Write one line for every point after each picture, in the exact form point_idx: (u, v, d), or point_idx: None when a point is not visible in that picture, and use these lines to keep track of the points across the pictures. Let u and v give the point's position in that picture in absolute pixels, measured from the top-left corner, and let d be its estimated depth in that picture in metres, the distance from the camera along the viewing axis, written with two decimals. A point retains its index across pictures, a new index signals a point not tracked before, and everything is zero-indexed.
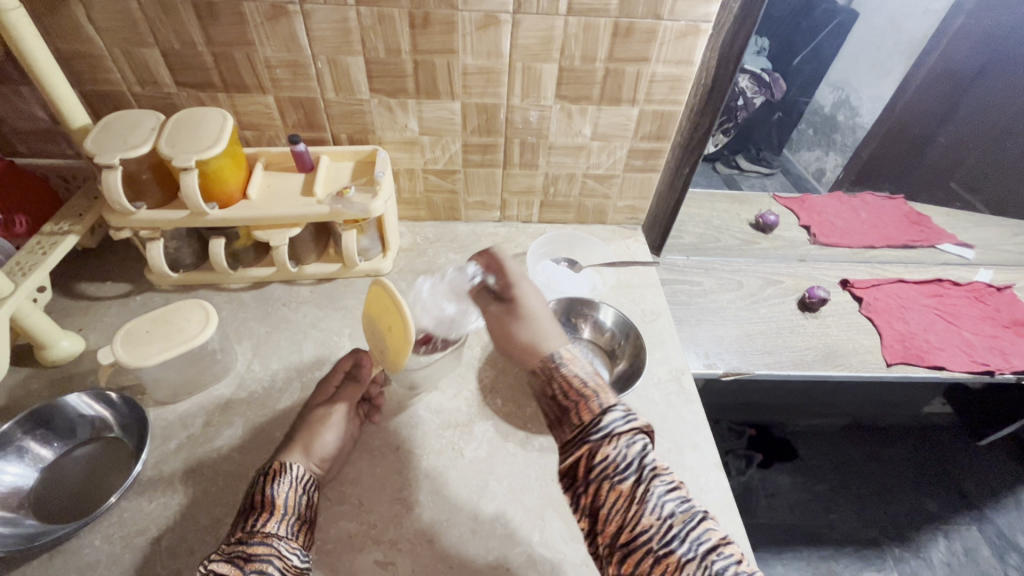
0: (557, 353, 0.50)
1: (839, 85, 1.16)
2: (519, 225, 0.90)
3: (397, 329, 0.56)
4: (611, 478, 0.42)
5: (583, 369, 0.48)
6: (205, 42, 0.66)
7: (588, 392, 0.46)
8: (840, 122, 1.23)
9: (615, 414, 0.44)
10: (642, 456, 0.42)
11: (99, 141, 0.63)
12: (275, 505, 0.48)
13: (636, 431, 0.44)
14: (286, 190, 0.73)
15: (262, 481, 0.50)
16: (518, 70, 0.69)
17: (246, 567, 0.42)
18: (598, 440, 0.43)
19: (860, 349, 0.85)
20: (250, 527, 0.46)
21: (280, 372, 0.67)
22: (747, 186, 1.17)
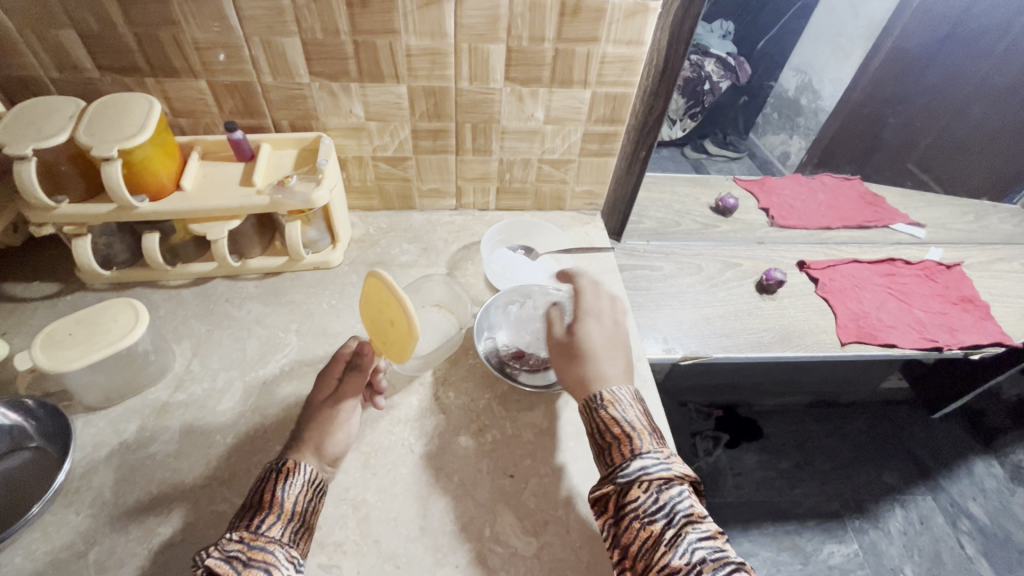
0: (604, 388, 0.54)
1: (801, 68, 1.20)
2: (475, 213, 0.88)
3: (397, 322, 0.53)
4: (640, 519, 0.45)
5: (629, 407, 0.52)
6: (125, 23, 0.62)
7: (624, 436, 0.49)
8: (804, 106, 1.28)
9: (647, 460, 0.47)
10: (675, 502, 0.45)
11: (10, 130, 0.58)
12: (282, 507, 0.47)
13: (670, 480, 0.46)
14: (224, 180, 0.69)
15: (273, 479, 0.48)
16: (464, 52, 0.67)
17: (244, 573, 0.41)
18: (628, 481, 0.47)
19: (815, 329, 0.86)
20: (257, 529, 0.45)
21: (221, 371, 0.64)
22: (714, 170, 1.18)
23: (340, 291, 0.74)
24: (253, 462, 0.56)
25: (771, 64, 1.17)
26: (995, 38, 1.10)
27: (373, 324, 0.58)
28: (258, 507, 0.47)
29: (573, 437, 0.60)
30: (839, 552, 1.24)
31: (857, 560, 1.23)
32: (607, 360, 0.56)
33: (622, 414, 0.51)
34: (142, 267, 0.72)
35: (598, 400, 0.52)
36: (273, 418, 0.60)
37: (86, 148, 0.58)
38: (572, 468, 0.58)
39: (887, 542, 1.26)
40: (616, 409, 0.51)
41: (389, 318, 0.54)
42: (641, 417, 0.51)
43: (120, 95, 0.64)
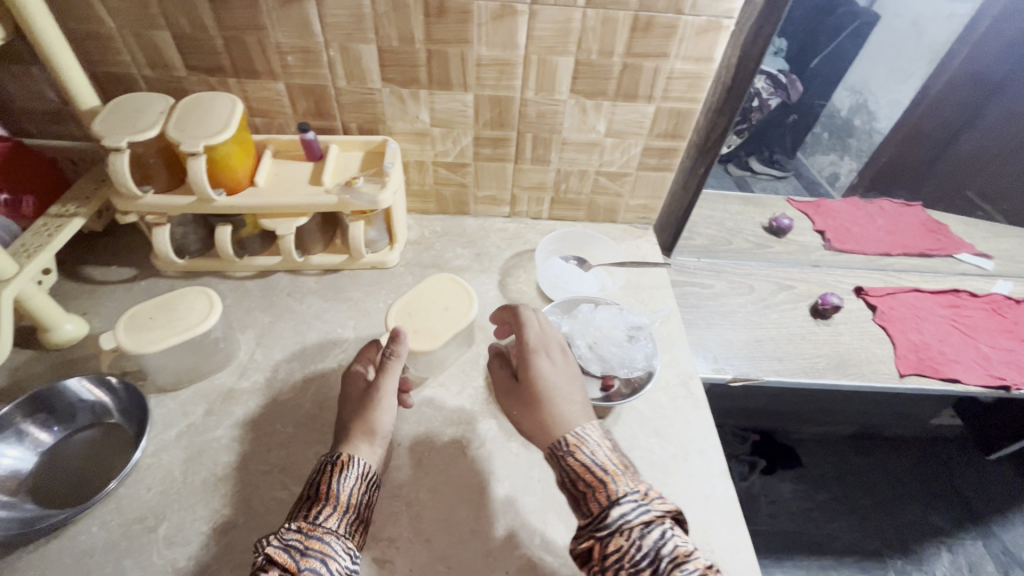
0: (569, 433, 0.49)
1: (856, 89, 1.12)
2: (528, 221, 0.89)
3: (454, 288, 0.66)
4: (626, 571, 0.41)
5: (597, 448, 0.47)
6: (216, 26, 0.65)
7: (603, 479, 0.45)
8: (857, 126, 1.19)
9: (627, 505, 0.43)
10: (659, 546, 0.41)
11: (106, 123, 0.62)
12: (338, 500, 0.48)
13: (651, 521, 0.42)
14: (294, 179, 0.72)
15: (329, 472, 0.49)
16: (533, 63, 0.68)
17: (302, 563, 0.42)
18: (612, 531, 0.42)
19: (872, 359, 0.83)
20: (313, 521, 0.46)
21: (282, 363, 0.66)
22: (759, 189, 1.11)
23: (395, 291, 0.76)
24: (311, 453, 0.58)
25: (823, 82, 1.08)
26: None
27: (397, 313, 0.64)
28: (316, 499, 0.48)
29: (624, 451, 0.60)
30: None
31: None
32: (559, 401, 0.51)
33: (590, 457, 0.47)
34: (212, 257, 0.75)
35: (561, 446, 0.48)
36: (331, 412, 0.62)
37: (175, 143, 0.62)
38: None
39: None
40: (583, 453, 0.47)
41: (438, 296, 0.65)
42: (607, 455, 0.47)
43: (202, 94, 0.67)
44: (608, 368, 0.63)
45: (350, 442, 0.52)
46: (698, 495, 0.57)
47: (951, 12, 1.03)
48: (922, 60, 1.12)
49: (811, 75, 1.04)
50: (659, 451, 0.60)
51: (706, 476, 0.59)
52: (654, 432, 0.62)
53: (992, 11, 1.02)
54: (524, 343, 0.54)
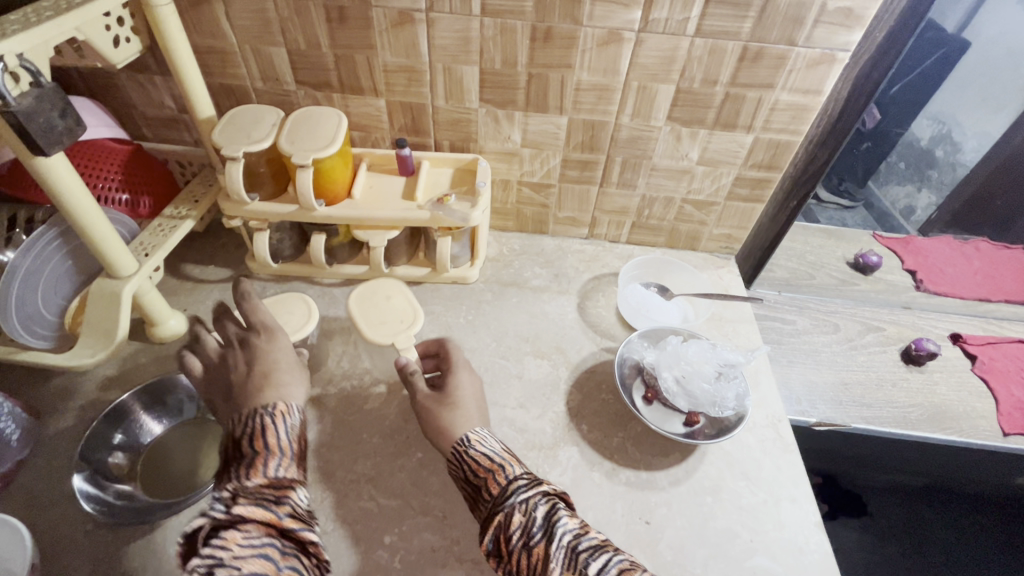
0: (469, 430, 0.55)
1: (939, 118, 1.04)
2: (606, 244, 0.88)
3: (378, 284, 0.69)
4: (526, 544, 0.46)
5: (489, 445, 0.53)
6: (329, 45, 0.68)
7: (496, 467, 0.51)
8: (938, 157, 1.13)
9: (520, 485, 0.49)
10: (550, 517, 0.47)
11: (225, 133, 0.65)
12: (280, 447, 0.50)
13: (544, 496, 0.49)
14: (388, 192, 0.74)
15: (267, 421, 0.51)
16: (633, 90, 0.68)
17: (278, 514, 0.46)
18: (509, 509, 0.48)
19: (972, 413, 0.78)
20: (266, 474, 0.48)
21: (367, 372, 0.68)
22: (826, 219, 1.07)
23: (476, 307, 0.77)
24: (397, 465, 0.59)
25: (902, 111, 0.98)
26: None
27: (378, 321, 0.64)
28: (257, 454, 0.49)
29: (711, 492, 0.58)
30: None
31: None
32: (471, 411, 0.57)
33: (482, 453, 0.52)
34: (303, 263, 0.78)
35: (464, 442, 0.53)
36: (415, 425, 0.62)
37: (287, 156, 0.65)
38: (709, 525, 0.56)
39: None
40: (481, 446, 0.53)
41: (372, 294, 0.67)
42: (494, 448, 0.53)
43: (310, 108, 0.69)
44: (696, 405, 0.61)
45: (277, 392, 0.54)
46: (792, 546, 0.55)
47: None
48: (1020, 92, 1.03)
49: (890, 104, 0.94)
50: (749, 497, 0.58)
51: (798, 527, 0.56)
52: (742, 475, 0.60)
53: None
54: (455, 361, 0.62)
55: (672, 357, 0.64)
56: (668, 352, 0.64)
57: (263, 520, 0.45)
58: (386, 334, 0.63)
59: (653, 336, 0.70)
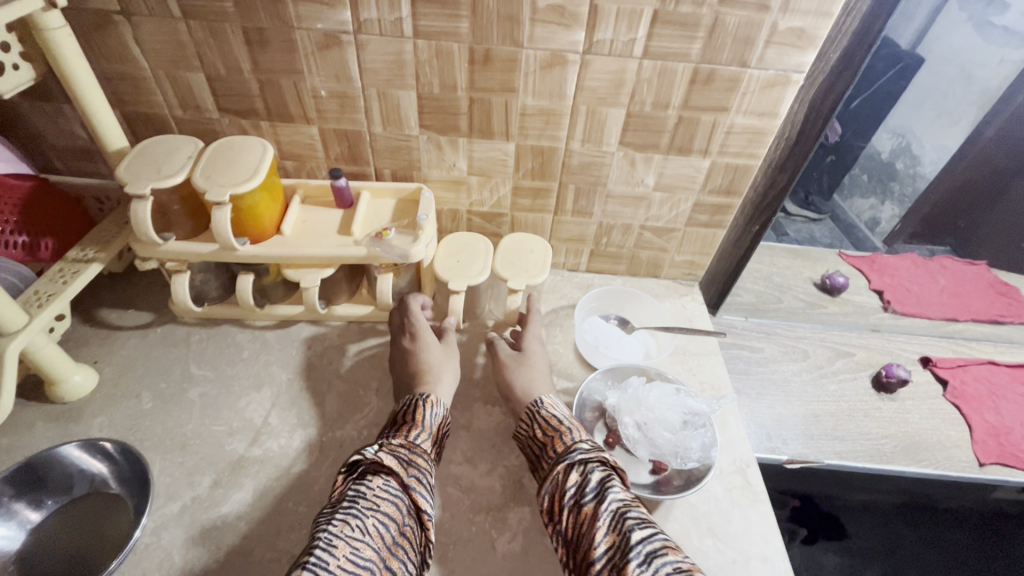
0: (539, 396, 0.59)
1: (899, 131, 1.05)
2: (565, 273, 0.83)
3: (528, 238, 0.74)
4: (578, 500, 0.48)
5: (560, 413, 0.56)
6: (251, 69, 0.63)
7: (562, 429, 0.54)
8: (898, 170, 1.11)
9: (581, 448, 0.51)
10: (603, 482, 0.48)
11: (133, 167, 0.59)
12: (421, 424, 0.54)
13: (602, 463, 0.50)
14: (323, 227, 0.68)
15: (417, 403, 0.56)
16: (581, 114, 0.64)
17: (407, 471, 0.49)
18: (566, 464, 0.50)
19: (946, 442, 0.74)
20: (407, 438, 0.52)
21: (299, 428, 0.61)
22: (792, 232, 1.02)
23: None
24: None
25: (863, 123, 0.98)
26: None
27: (508, 266, 0.70)
28: (407, 424, 0.54)
29: None
30: None
31: None
32: (540, 376, 0.62)
33: (553, 418, 0.55)
34: (233, 306, 0.71)
35: (537, 404, 0.57)
36: None
37: (202, 192, 0.58)
38: None
39: None
40: (552, 408, 0.56)
41: (517, 246, 0.73)
42: (564, 416, 0.56)
43: (233, 138, 0.63)
44: (658, 454, 0.56)
45: (426, 386, 0.59)
46: None
47: (1004, 56, 0.94)
48: (973, 107, 1.03)
49: (851, 116, 0.92)
50: (717, 556, 0.53)
51: None
52: (709, 531, 0.55)
53: None
54: (529, 329, 0.67)
55: (632, 401, 0.59)
56: (628, 396, 0.59)
57: (394, 471, 0.48)
58: (511, 274, 0.69)
59: (615, 375, 0.65)
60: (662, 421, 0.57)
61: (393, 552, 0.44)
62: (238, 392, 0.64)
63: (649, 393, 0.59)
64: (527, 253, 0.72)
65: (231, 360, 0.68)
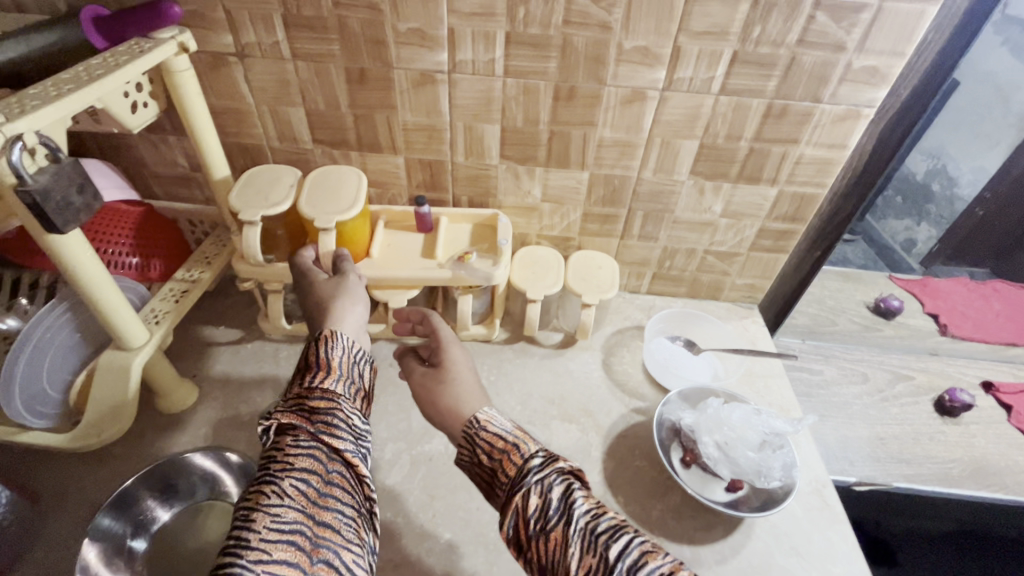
0: (477, 407, 0.49)
1: (933, 153, 0.93)
2: (626, 295, 0.86)
3: (595, 254, 0.79)
4: (545, 527, 0.40)
5: (500, 424, 0.47)
6: (348, 104, 0.68)
7: (510, 445, 0.45)
8: (934, 191, 1.02)
9: (535, 462, 0.43)
10: (568, 496, 0.41)
11: (242, 195, 0.64)
12: (331, 366, 0.47)
13: (559, 476, 0.42)
14: (407, 250, 0.72)
15: (314, 345, 0.48)
16: (656, 145, 0.67)
17: (315, 424, 0.43)
18: (525, 489, 0.42)
19: (1015, 468, 0.75)
20: (312, 387, 0.45)
21: (388, 442, 0.64)
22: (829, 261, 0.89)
23: (497, 366, 0.74)
24: (425, 548, 0.55)
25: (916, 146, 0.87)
26: None
27: (579, 279, 0.75)
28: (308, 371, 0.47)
29: (761, 571, 0.55)
30: None
31: None
32: (467, 382, 0.52)
33: (495, 432, 0.46)
34: None
35: (473, 423, 0.47)
36: (440, 500, 0.59)
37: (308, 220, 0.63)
38: None
39: None
40: (493, 425, 0.47)
41: (585, 261, 0.78)
42: (502, 427, 0.47)
43: (331, 167, 0.69)
44: (740, 473, 0.58)
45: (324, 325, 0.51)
46: None
47: None
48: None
49: None
50: (802, 575, 0.54)
51: None
52: (792, 550, 0.56)
53: None
54: (442, 335, 0.57)
55: (712, 419, 0.61)
56: (710, 415, 0.61)
57: (299, 429, 0.43)
58: (582, 287, 0.74)
59: (689, 398, 0.67)
60: (744, 440, 0.59)
61: (323, 505, 0.40)
62: None
63: (729, 414, 0.61)
64: (599, 269, 0.77)
65: None
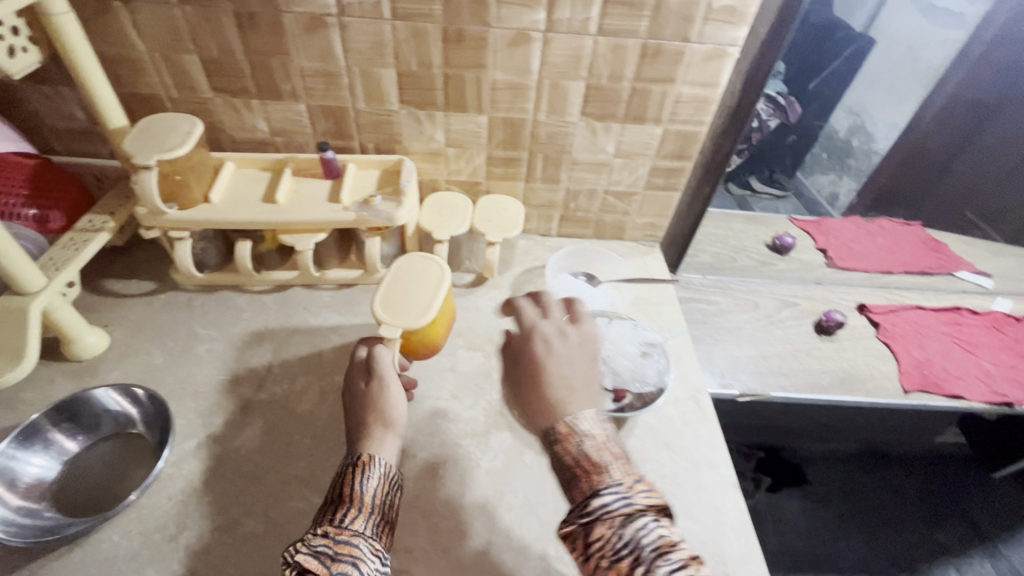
0: (564, 413, 0.44)
1: (853, 111, 1.15)
2: (537, 238, 0.91)
3: (502, 197, 0.83)
4: (607, 557, 0.38)
5: (592, 433, 0.43)
6: (243, 51, 0.68)
7: (595, 466, 0.41)
8: (856, 147, 1.21)
9: (609, 494, 0.40)
10: (641, 538, 0.38)
11: (137, 142, 0.65)
12: (362, 500, 0.47)
13: (637, 513, 0.39)
14: (314, 196, 0.74)
15: (351, 471, 0.49)
16: (545, 87, 0.71)
17: (333, 567, 0.42)
18: (595, 517, 0.39)
19: (877, 375, 0.84)
20: (335, 523, 0.45)
21: (299, 376, 0.67)
22: (759, 208, 1.10)
23: None
24: (330, 464, 0.59)
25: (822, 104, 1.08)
26: None
27: (484, 220, 0.79)
28: (339, 500, 0.47)
29: (635, 464, 0.62)
30: None
31: None
32: (578, 382, 0.46)
33: (583, 442, 0.43)
34: (231, 272, 0.77)
35: (553, 432, 0.43)
36: (346, 423, 0.63)
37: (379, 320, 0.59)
38: None
39: None
40: (575, 436, 0.43)
41: (492, 204, 0.82)
42: (606, 440, 0.43)
43: (427, 258, 0.65)
44: (621, 381, 0.65)
45: (365, 442, 0.52)
46: (710, 507, 0.59)
47: (945, 37, 1.08)
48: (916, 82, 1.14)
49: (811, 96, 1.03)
50: (671, 465, 0.62)
51: (715, 488, 0.60)
52: (664, 445, 0.63)
53: (986, 36, 1.05)
54: (523, 323, 0.50)
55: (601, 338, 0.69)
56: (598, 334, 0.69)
57: (314, 573, 0.41)
58: (486, 227, 0.78)
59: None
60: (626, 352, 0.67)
61: None
62: (241, 347, 0.70)
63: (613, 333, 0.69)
64: (504, 211, 0.81)
65: (233, 320, 0.74)
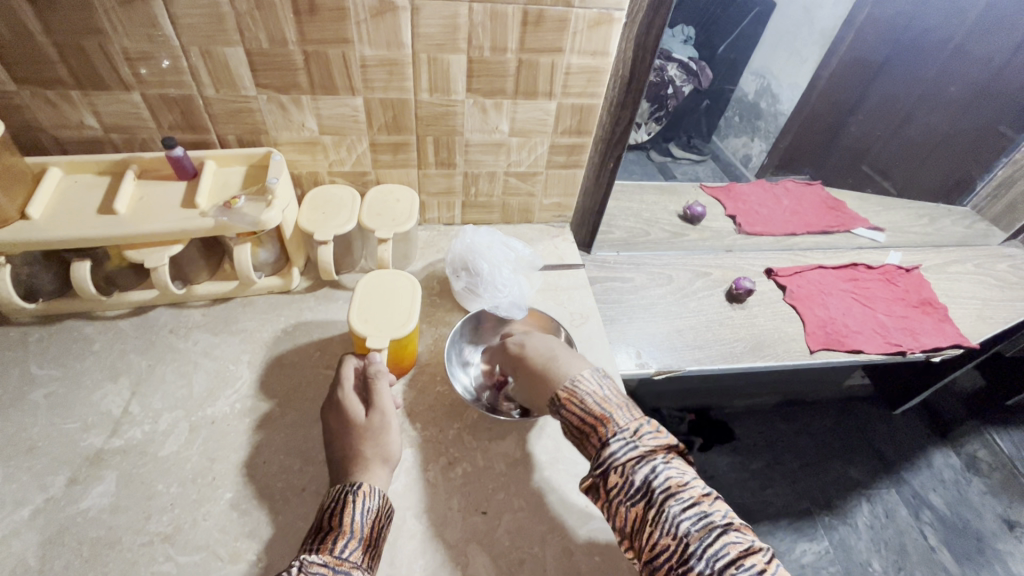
0: (563, 382, 0.53)
1: (760, 73, 1.20)
2: (441, 228, 0.86)
3: (394, 187, 0.76)
4: (625, 502, 0.44)
5: (589, 393, 0.51)
6: (44, 32, 0.55)
7: (598, 421, 0.49)
8: (763, 109, 1.27)
9: (620, 444, 0.47)
10: (654, 479, 0.44)
11: None
12: (356, 531, 0.45)
13: (645, 459, 0.45)
14: (164, 201, 0.63)
15: (347, 498, 0.47)
16: (423, 62, 0.64)
17: None
18: (607, 468, 0.46)
19: (785, 337, 0.86)
20: (334, 554, 0.43)
21: (164, 413, 0.58)
22: (680, 173, 1.20)
23: (297, 316, 0.70)
24: (203, 512, 0.52)
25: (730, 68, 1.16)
26: (940, 44, 1.11)
27: (377, 215, 0.71)
28: (335, 530, 0.45)
29: (547, 466, 0.58)
30: (811, 550, 1.26)
31: (829, 556, 1.25)
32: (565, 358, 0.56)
33: (584, 403, 0.50)
34: (74, 298, 0.65)
35: (559, 401, 0.52)
36: (223, 462, 0.55)
37: (360, 336, 0.57)
38: (548, 499, 0.56)
39: (856, 537, 1.28)
40: (578, 400, 0.51)
41: (383, 195, 0.75)
42: (607, 397, 0.51)
43: (401, 275, 0.64)
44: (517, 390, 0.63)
45: (357, 472, 0.49)
46: None
47: None
48: (814, 44, 1.18)
49: (719, 61, 1.12)
50: (583, 461, 0.59)
51: None
52: None
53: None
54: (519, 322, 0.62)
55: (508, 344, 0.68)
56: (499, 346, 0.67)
57: None
58: (377, 222, 0.71)
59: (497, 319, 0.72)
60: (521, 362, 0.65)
61: None
62: (90, 387, 0.60)
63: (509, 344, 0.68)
64: (395, 203, 0.74)
65: (80, 355, 0.63)
